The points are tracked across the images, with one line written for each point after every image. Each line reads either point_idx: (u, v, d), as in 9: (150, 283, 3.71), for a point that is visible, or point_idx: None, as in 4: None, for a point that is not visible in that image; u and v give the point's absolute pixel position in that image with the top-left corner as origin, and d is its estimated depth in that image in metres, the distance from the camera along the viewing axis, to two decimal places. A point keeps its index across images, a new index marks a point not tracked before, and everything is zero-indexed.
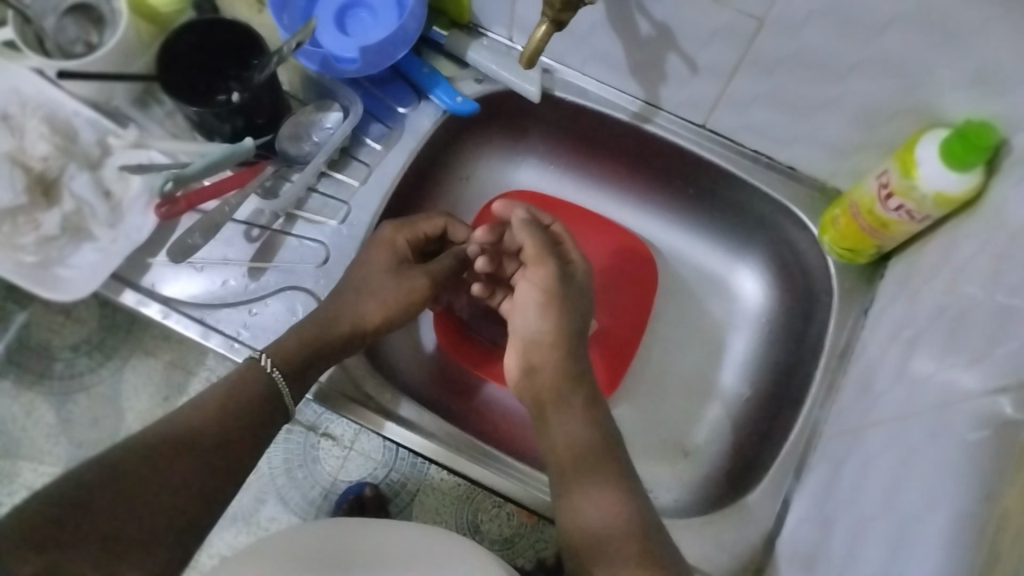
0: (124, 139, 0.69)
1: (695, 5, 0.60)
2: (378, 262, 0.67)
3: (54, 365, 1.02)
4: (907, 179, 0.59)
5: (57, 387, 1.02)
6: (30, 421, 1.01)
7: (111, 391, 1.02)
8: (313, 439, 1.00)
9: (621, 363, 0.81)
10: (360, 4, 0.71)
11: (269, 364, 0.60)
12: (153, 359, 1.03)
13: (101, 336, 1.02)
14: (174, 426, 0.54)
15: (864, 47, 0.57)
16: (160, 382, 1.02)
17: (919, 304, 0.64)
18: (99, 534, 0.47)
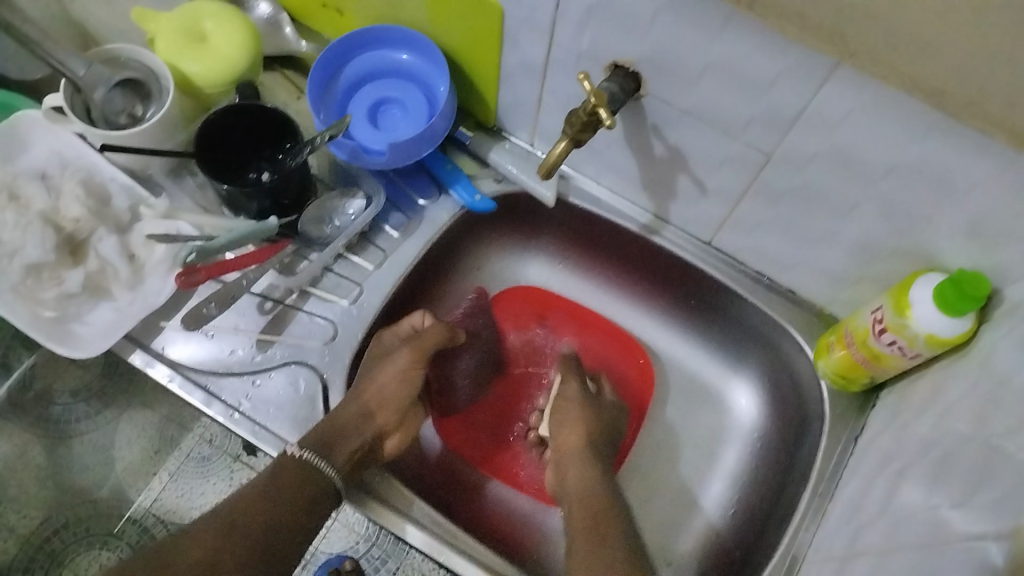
0: (155, 209, 0.72)
1: (708, 134, 0.63)
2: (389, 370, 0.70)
3: (51, 409, 1.06)
4: (901, 317, 0.61)
5: (52, 432, 1.06)
6: (19, 462, 1.04)
7: (103, 439, 1.08)
8: None
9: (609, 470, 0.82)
10: (394, 101, 0.75)
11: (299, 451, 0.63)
12: (148, 412, 1.09)
13: (102, 385, 1.07)
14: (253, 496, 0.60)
15: (862, 192, 0.60)
16: (153, 434, 1.08)
17: (906, 439, 0.64)
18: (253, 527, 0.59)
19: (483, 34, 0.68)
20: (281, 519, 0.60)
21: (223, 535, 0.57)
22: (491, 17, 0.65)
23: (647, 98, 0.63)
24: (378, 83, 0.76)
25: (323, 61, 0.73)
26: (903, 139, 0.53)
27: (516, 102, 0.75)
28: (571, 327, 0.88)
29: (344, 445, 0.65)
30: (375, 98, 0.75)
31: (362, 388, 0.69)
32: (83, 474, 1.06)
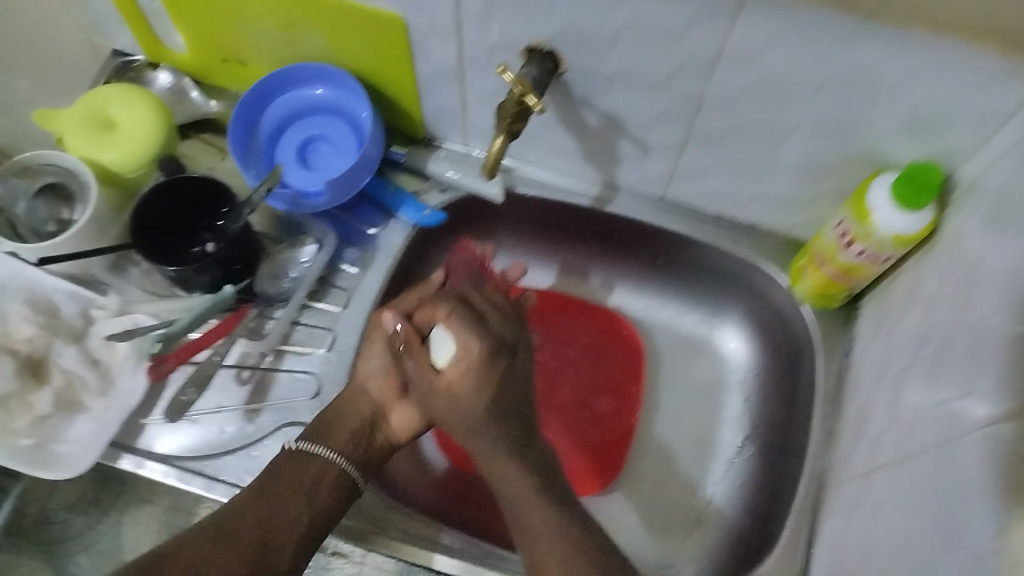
0: (108, 309, 0.70)
1: (637, 94, 0.64)
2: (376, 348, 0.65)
3: (50, 529, 1.04)
4: (863, 225, 0.62)
5: (58, 553, 1.03)
6: None
7: (111, 544, 1.03)
8: (324, 560, 0.98)
9: (623, 445, 0.82)
10: (320, 139, 0.75)
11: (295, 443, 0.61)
12: (151, 505, 1.02)
13: (96, 493, 1.05)
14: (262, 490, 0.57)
15: (796, 112, 0.61)
16: (161, 526, 1.01)
17: (899, 340, 0.64)
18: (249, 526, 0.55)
19: (391, 50, 0.67)
20: (286, 513, 0.56)
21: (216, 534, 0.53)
22: (395, 32, 0.64)
23: (568, 73, 0.63)
24: (300, 125, 0.75)
25: (240, 117, 0.72)
26: (823, 52, 0.54)
27: (441, 109, 0.74)
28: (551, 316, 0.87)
29: (340, 432, 0.62)
30: (300, 141, 0.75)
31: (357, 392, 0.65)
32: None
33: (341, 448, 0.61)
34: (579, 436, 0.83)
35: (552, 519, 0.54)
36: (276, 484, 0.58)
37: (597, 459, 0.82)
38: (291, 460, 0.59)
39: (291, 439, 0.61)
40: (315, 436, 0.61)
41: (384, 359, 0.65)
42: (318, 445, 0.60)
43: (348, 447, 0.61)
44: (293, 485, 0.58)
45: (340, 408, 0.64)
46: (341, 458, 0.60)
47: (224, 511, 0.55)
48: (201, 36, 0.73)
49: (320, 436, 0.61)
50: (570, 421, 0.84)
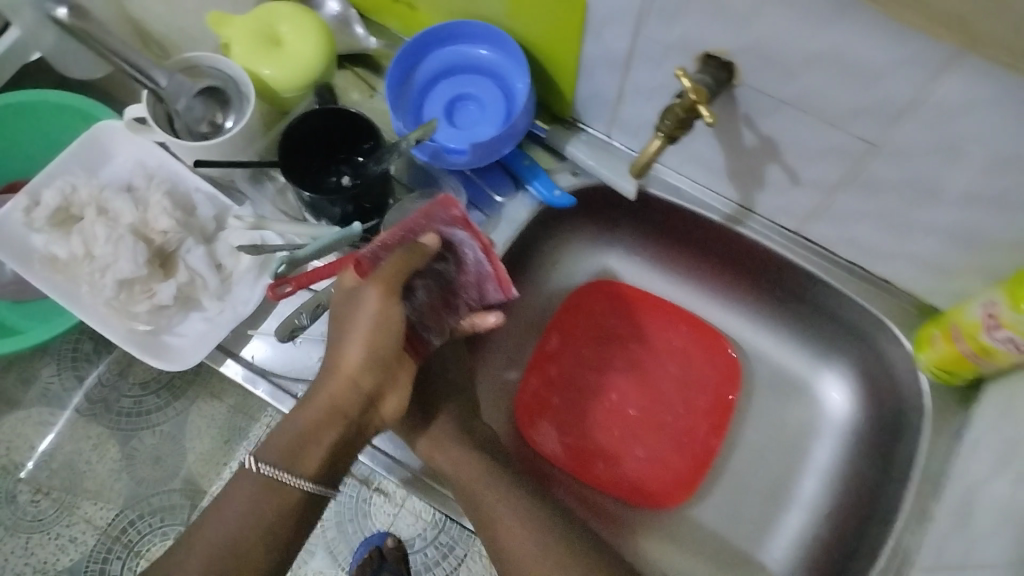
0: (244, 221, 0.72)
1: (807, 125, 0.61)
2: (368, 306, 0.56)
3: (120, 402, 1.03)
4: (1015, 313, 0.58)
5: (125, 425, 1.03)
6: (96, 456, 1.02)
7: (175, 430, 1.04)
8: (365, 494, 0.98)
9: (697, 470, 0.81)
10: (470, 97, 0.74)
11: (254, 463, 0.56)
12: (217, 403, 1.03)
13: (172, 377, 1.04)
14: (224, 501, 0.56)
15: (974, 182, 0.57)
16: (221, 425, 1.03)
17: (1022, 436, 0.61)
18: (211, 549, 0.54)
19: (566, 26, 0.66)
20: (251, 527, 0.55)
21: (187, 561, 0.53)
22: (576, 8, 0.63)
23: (741, 89, 0.61)
24: (452, 79, 0.75)
25: (399, 61, 0.72)
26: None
27: (597, 93, 0.73)
28: (651, 318, 0.87)
29: (315, 451, 0.58)
30: (451, 96, 0.74)
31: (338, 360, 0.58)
32: (157, 465, 1.03)
33: (311, 476, 0.58)
34: (629, 435, 0.83)
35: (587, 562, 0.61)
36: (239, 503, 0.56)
37: (650, 463, 0.82)
38: (250, 481, 0.56)
39: (251, 457, 0.56)
40: (283, 461, 0.57)
41: (374, 337, 0.57)
42: (287, 473, 0.57)
43: (320, 469, 0.59)
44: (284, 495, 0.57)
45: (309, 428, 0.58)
46: (308, 484, 0.58)
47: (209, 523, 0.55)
48: None
49: (293, 458, 0.57)
50: (635, 414, 0.84)
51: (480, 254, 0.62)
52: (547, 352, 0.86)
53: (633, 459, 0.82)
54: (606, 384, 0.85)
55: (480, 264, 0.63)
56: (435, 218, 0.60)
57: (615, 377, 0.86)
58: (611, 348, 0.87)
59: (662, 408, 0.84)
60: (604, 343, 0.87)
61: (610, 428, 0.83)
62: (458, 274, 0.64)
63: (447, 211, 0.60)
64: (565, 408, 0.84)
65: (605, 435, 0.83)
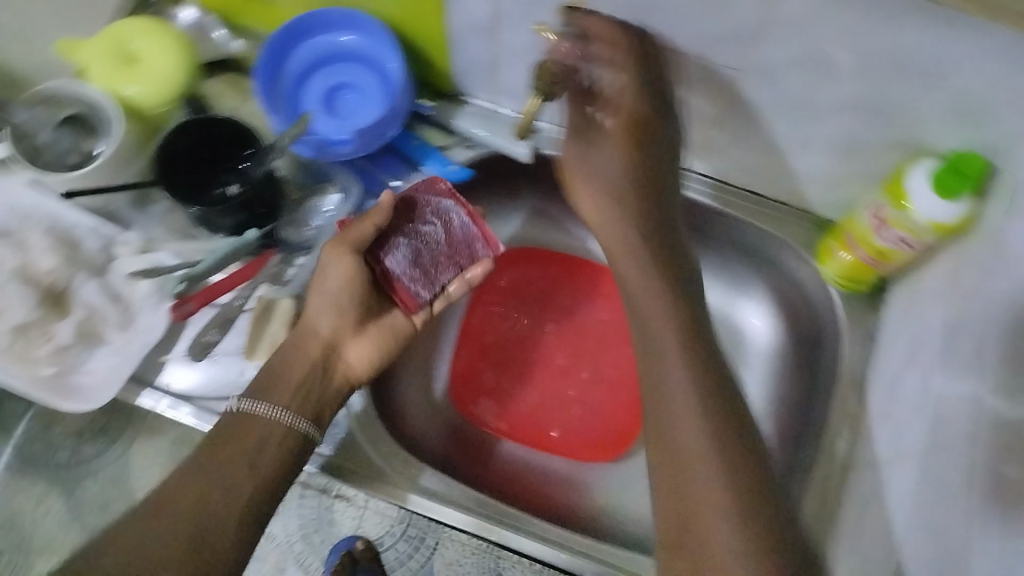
0: (132, 246, 0.70)
1: (677, 61, 0.62)
2: (333, 269, 0.62)
3: (57, 454, 0.99)
4: (901, 210, 0.61)
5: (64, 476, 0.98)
6: (39, 514, 0.98)
7: (120, 471, 0.98)
8: (327, 501, 0.96)
9: (636, 417, 0.82)
10: (347, 86, 0.74)
11: (236, 403, 0.62)
12: (159, 437, 0.98)
13: (107, 418, 1.00)
14: (176, 482, 0.57)
15: (841, 91, 0.59)
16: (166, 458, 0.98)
17: (927, 327, 0.63)
18: (161, 532, 0.55)
19: (426, 0, 0.65)
20: (206, 501, 0.57)
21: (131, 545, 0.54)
22: None
23: None
24: (326, 70, 0.74)
25: (267, 60, 0.71)
26: (874, 31, 0.52)
27: (472, 63, 0.73)
28: (586, 284, 0.87)
29: (285, 388, 0.63)
30: (328, 87, 0.73)
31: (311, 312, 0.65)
32: (105, 511, 0.97)
33: (284, 406, 0.62)
34: (563, 392, 0.83)
35: (705, 437, 0.59)
36: (178, 486, 0.57)
37: (585, 419, 0.82)
38: (220, 437, 0.60)
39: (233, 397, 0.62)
40: (260, 391, 0.62)
41: (340, 288, 0.63)
42: (261, 406, 0.61)
43: (295, 401, 0.63)
44: (234, 453, 0.59)
45: (285, 358, 0.64)
46: (285, 415, 0.61)
47: (146, 507, 0.56)
48: None
49: (241, 429, 0.60)
50: (569, 372, 0.84)
51: (463, 218, 0.63)
52: (476, 327, 0.85)
53: (568, 419, 0.82)
54: (537, 346, 0.85)
55: (466, 227, 0.63)
56: (420, 193, 0.64)
57: (547, 337, 0.85)
58: (540, 310, 0.86)
59: (593, 361, 0.84)
60: (532, 308, 0.86)
61: (545, 388, 0.83)
62: (448, 242, 0.63)
63: (432, 185, 0.64)
64: (498, 378, 0.84)
65: (540, 397, 0.83)
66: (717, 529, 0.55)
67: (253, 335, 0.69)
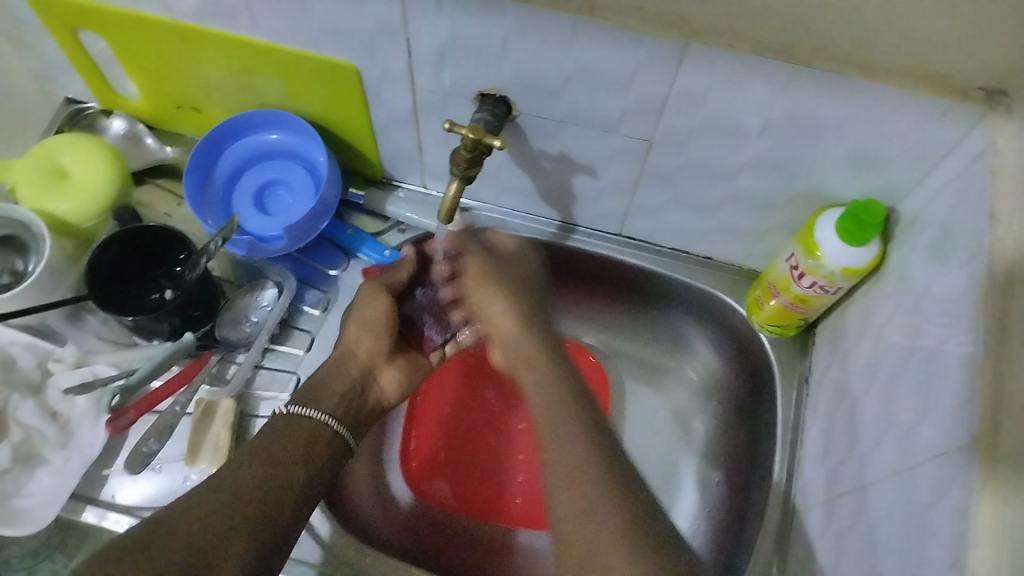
0: (64, 361, 0.70)
1: (590, 135, 0.65)
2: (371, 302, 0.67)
3: None
4: (813, 258, 0.64)
5: None
6: None
7: None
8: None
9: None
10: (278, 183, 0.75)
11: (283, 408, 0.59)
12: None
13: None
14: (229, 482, 0.51)
15: (748, 151, 0.62)
16: None
17: (854, 367, 0.66)
18: (206, 536, 0.47)
19: (346, 96, 0.68)
20: (256, 508, 0.50)
21: (171, 546, 0.45)
22: (350, 79, 0.65)
23: (522, 118, 0.65)
24: (255, 169, 0.75)
25: (196, 165, 0.72)
26: (769, 94, 0.55)
27: (398, 151, 0.75)
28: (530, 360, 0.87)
29: (331, 395, 0.61)
30: (258, 186, 0.75)
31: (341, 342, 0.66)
32: None
33: (332, 411, 0.60)
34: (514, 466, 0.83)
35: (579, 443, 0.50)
36: (252, 479, 0.52)
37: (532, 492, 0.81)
38: (275, 441, 0.56)
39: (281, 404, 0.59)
40: (307, 399, 0.60)
41: (379, 315, 0.67)
42: (310, 408, 0.59)
43: (340, 411, 0.61)
44: (282, 454, 0.55)
45: (328, 371, 0.63)
46: (331, 420, 0.59)
47: (194, 495, 0.50)
48: (159, 87, 0.73)
49: (300, 434, 0.57)
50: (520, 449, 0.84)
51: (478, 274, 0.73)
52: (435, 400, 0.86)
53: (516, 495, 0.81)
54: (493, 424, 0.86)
55: None
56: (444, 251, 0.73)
57: (502, 413, 0.86)
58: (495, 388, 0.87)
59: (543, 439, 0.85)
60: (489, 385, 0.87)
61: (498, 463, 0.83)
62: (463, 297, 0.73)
63: None
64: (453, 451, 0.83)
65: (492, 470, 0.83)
66: (621, 554, 0.44)
67: (194, 439, 0.68)
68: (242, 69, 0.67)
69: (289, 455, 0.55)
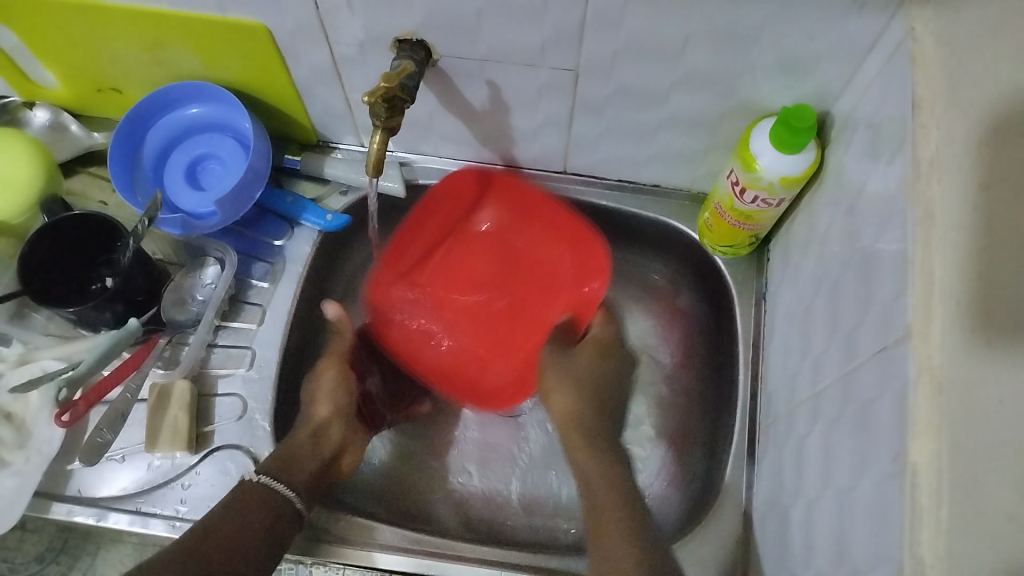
0: (8, 360, 0.70)
1: (514, 71, 0.63)
2: (338, 375, 0.72)
3: None
4: (750, 172, 0.63)
5: None
6: None
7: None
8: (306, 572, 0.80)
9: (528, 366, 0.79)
10: (207, 157, 0.73)
11: (256, 475, 0.63)
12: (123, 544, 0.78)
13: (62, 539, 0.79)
14: (219, 529, 0.57)
15: (675, 69, 0.61)
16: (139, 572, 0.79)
17: (804, 276, 0.65)
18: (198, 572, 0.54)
19: (262, 60, 0.66)
20: (242, 546, 0.57)
21: None
22: (262, 40, 0.63)
23: (443, 61, 0.63)
24: (183, 145, 0.73)
25: (119, 146, 0.70)
26: (683, 7, 0.54)
27: (327, 110, 0.73)
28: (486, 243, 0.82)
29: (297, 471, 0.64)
30: (187, 162, 0.73)
31: (316, 414, 0.69)
32: None
33: (299, 489, 0.63)
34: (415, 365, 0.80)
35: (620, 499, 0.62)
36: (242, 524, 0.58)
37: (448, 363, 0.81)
38: (253, 489, 0.61)
39: (252, 471, 0.63)
40: (274, 471, 0.63)
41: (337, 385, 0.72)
42: (279, 483, 0.62)
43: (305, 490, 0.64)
44: (259, 508, 0.60)
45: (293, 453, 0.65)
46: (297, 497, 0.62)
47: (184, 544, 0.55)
48: (73, 70, 0.71)
49: (258, 508, 0.60)
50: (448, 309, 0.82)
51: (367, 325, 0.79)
52: (478, 233, 0.82)
53: None
54: (451, 311, 0.82)
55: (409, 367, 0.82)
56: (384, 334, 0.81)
57: (454, 291, 0.82)
58: (563, 257, 0.79)
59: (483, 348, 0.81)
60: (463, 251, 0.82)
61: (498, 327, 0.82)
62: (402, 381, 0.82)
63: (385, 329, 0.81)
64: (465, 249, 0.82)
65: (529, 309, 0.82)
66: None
67: (151, 425, 0.68)
68: (151, 43, 0.65)
69: (265, 504, 0.61)
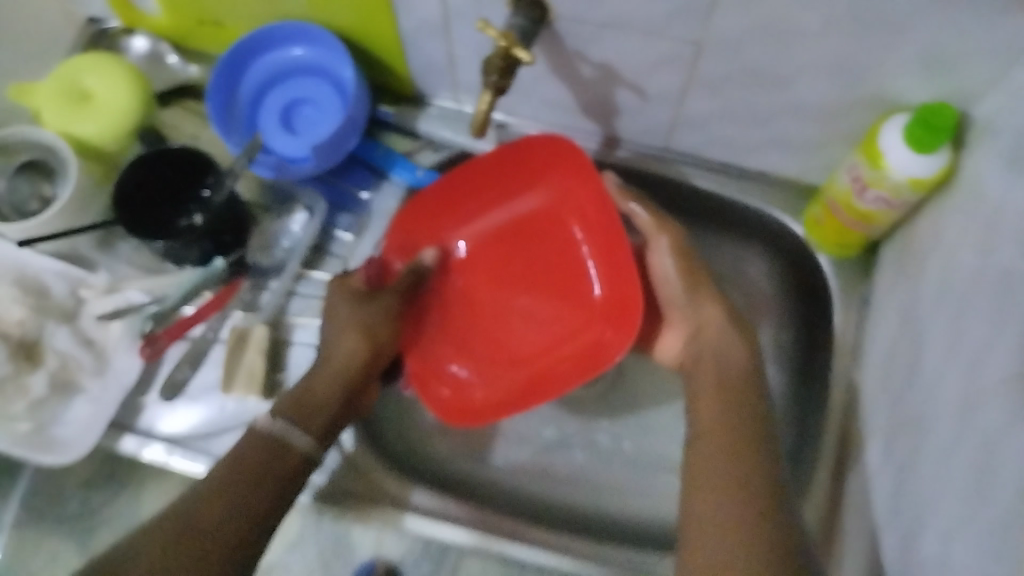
0: (97, 288, 0.70)
1: (631, 39, 0.60)
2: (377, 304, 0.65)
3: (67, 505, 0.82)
4: (876, 170, 0.59)
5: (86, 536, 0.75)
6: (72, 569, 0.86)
7: None
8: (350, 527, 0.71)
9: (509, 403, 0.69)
10: (303, 101, 0.72)
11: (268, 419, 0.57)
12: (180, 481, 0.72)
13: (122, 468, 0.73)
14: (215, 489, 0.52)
15: (805, 53, 0.57)
16: None
17: (921, 286, 0.61)
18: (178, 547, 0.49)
19: (369, 4, 0.63)
20: (236, 509, 0.52)
21: None
22: None
23: (559, 22, 0.60)
24: (281, 86, 0.72)
25: (218, 82, 0.69)
26: None
27: (428, 63, 0.71)
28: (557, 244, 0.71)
29: (320, 412, 0.59)
30: (283, 104, 0.72)
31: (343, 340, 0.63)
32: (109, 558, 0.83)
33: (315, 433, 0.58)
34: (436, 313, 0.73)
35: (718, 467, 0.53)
36: (243, 484, 0.53)
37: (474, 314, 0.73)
38: (261, 438, 0.56)
39: (264, 414, 0.57)
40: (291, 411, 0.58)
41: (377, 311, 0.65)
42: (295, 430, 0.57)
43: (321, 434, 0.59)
44: (265, 463, 0.55)
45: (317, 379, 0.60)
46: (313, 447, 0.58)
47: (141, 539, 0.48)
48: (178, 1, 0.70)
49: (271, 459, 0.55)
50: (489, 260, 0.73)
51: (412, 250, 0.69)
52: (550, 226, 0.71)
53: None
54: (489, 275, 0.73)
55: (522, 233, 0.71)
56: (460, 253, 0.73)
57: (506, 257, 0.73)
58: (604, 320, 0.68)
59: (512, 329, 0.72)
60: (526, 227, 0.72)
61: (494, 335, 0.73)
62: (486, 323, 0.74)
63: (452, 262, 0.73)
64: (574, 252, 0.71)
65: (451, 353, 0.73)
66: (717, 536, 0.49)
67: (228, 366, 0.68)
68: None
69: (276, 454, 0.55)
